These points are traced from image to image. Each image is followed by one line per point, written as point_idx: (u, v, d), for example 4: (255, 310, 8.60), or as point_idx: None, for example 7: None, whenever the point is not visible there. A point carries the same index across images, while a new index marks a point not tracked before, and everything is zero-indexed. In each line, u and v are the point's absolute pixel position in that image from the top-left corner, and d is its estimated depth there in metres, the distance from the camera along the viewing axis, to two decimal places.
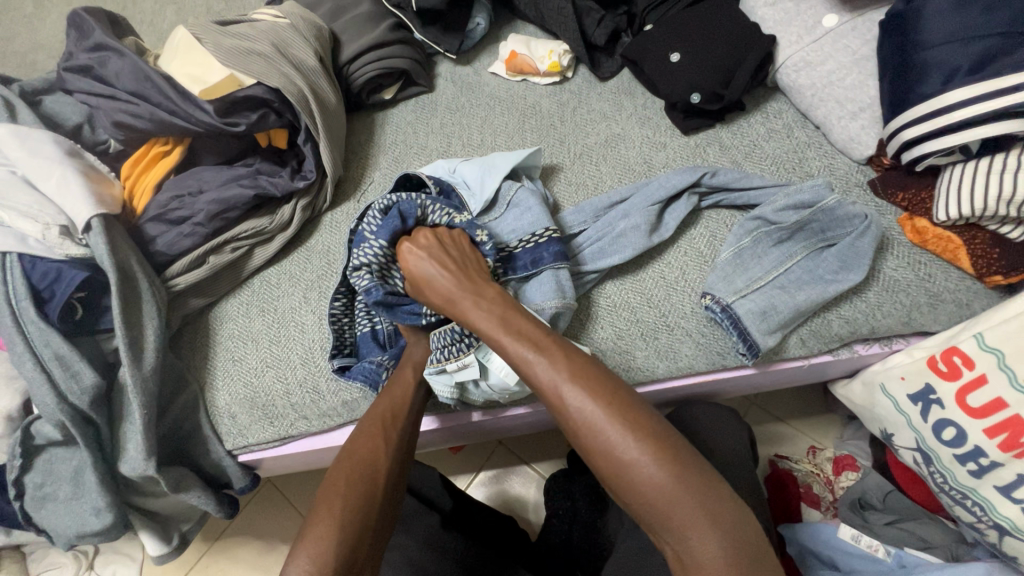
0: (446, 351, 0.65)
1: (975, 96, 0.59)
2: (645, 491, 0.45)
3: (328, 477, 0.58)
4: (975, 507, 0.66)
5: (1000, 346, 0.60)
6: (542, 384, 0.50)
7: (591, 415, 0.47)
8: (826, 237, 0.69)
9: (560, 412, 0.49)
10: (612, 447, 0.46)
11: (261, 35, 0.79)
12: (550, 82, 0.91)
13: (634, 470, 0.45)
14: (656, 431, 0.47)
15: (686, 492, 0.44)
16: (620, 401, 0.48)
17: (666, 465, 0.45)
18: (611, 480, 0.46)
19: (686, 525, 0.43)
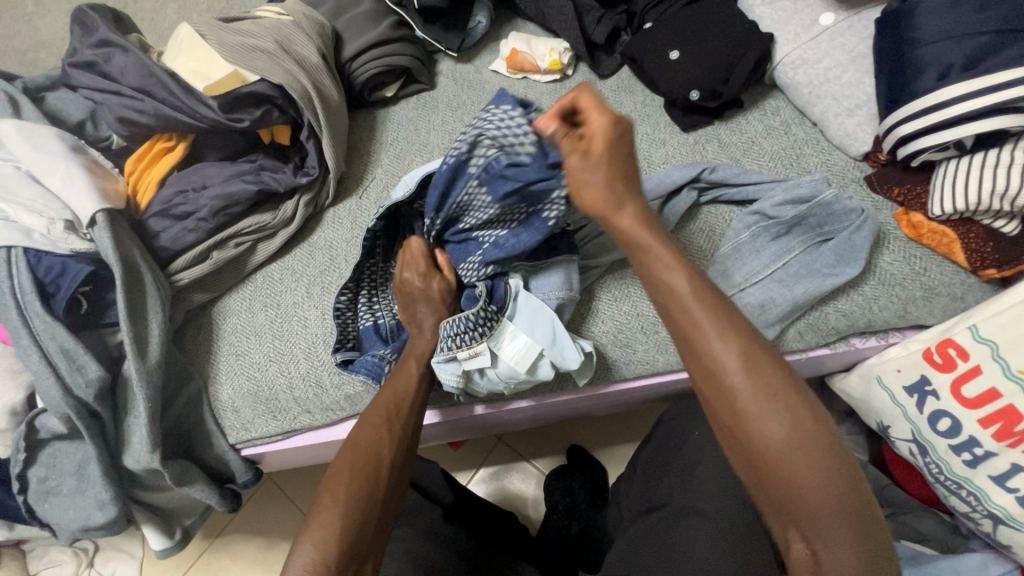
0: (457, 340, 0.65)
1: (969, 92, 0.60)
2: (809, 496, 0.41)
3: (332, 467, 0.59)
4: (970, 497, 0.67)
5: (994, 337, 0.61)
6: (717, 364, 0.44)
7: (762, 402, 0.43)
8: (823, 232, 0.70)
9: (727, 389, 0.44)
10: (778, 445, 0.42)
11: (265, 32, 0.80)
12: (550, 80, 0.92)
13: (798, 472, 0.41)
14: (830, 433, 0.43)
15: (847, 507, 0.41)
16: (794, 390, 0.43)
17: (835, 474, 0.41)
18: (766, 472, 0.43)
19: (838, 536, 0.41)
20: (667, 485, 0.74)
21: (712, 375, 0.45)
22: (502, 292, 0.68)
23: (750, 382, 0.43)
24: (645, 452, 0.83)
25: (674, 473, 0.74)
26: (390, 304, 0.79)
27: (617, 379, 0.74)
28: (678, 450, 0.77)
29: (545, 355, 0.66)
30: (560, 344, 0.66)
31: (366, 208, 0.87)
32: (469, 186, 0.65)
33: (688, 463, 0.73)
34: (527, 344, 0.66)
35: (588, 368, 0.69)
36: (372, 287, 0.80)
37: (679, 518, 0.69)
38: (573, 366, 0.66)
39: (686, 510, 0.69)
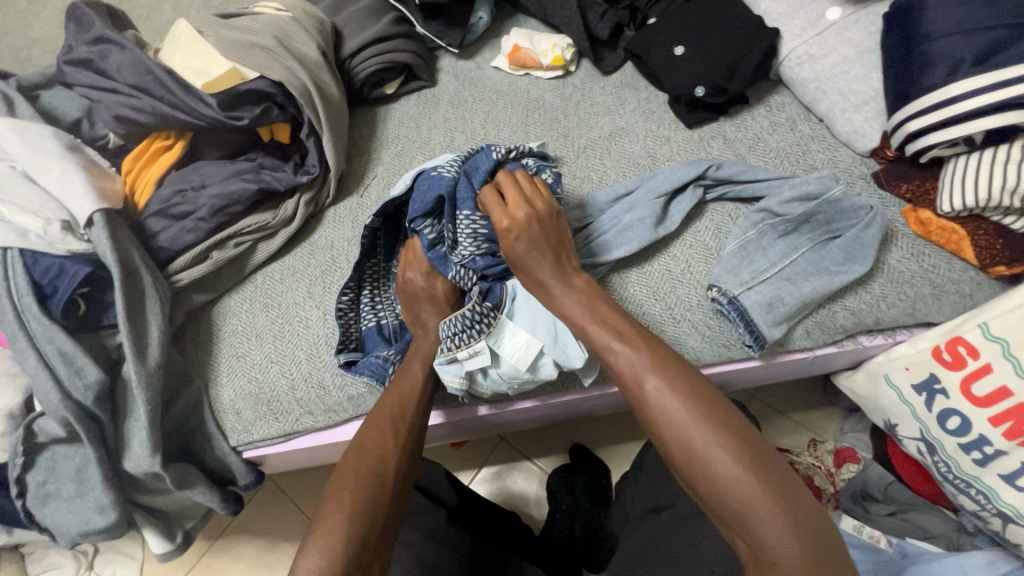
0: (456, 340, 0.64)
1: (980, 87, 0.60)
2: (720, 482, 0.46)
3: (337, 471, 0.58)
4: (979, 495, 0.67)
5: (1005, 335, 0.60)
6: (623, 371, 0.54)
7: (670, 402, 0.50)
8: (831, 229, 0.70)
9: (640, 395, 0.52)
10: (688, 438, 0.48)
11: (264, 28, 0.79)
12: (553, 76, 0.91)
13: (710, 457, 0.46)
14: (742, 431, 0.48)
15: (763, 492, 0.44)
16: (700, 393, 0.50)
17: (744, 459, 0.46)
18: (686, 466, 0.48)
19: (761, 521, 0.44)
20: (675, 486, 0.74)
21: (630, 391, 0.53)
22: (497, 292, 0.69)
23: (657, 387, 0.51)
24: (651, 452, 0.82)
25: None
26: (392, 303, 0.78)
27: None
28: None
29: (547, 353, 0.65)
30: (562, 343, 0.65)
31: (367, 207, 0.86)
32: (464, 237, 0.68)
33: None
34: (526, 342, 0.65)
35: (593, 367, 0.68)
36: (375, 287, 0.79)
37: (690, 520, 0.68)
38: (577, 364, 0.65)
39: (696, 512, 0.68)
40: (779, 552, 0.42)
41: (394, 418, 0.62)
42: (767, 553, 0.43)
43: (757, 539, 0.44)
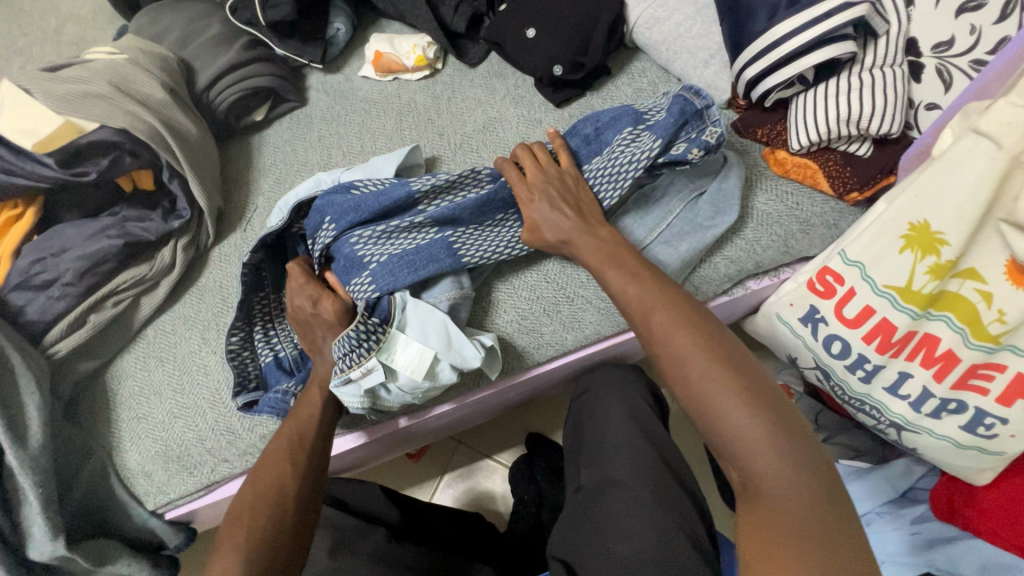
0: (347, 360, 0.63)
1: (799, 26, 0.62)
2: (714, 414, 0.45)
3: (234, 510, 0.57)
4: (873, 410, 0.70)
5: (860, 258, 0.62)
6: (632, 306, 0.53)
7: (671, 329, 0.49)
8: (696, 186, 0.70)
9: (642, 329, 0.51)
10: (697, 374, 0.46)
11: (97, 75, 0.74)
12: (421, 77, 0.90)
13: (715, 394, 0.45)
14: (746, 373, 0.46)
15: (772, 430, 0.43)
16: (720, 340, 0.48)
17: (753, 405, 0.44)
18: (683, 398, 0.47)
19: (754, 458, 0.43)
20: (587, 460, 0.76)
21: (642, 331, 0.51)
22: (385, 304, 0.66)
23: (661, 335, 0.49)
24: (567, 431, 0.84)
25: (591, 449, 0.77)
26: (289, 335, 0.77)
27: (532, 365, 0.74)
28: (589, 424, 0.79)
29: (442, 359, 0.65)
30: (457, 344, 0.65)
31: (251, 240, 0.83)
32: (373, 251, 0.68)
33: (600, 437, 0.76)
34: (421, 351, 0.65)
35: (495, 361, 0.69)
36: (267, 322, 0.77)
37: (598, 493, 0.72)
38: (474, 364, 0.65)
39: (606, 483, 0.72)
40: (775, 493, 0.42)
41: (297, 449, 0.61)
42: (764, 492, 0.42)
43: (754, 474, 0.43)
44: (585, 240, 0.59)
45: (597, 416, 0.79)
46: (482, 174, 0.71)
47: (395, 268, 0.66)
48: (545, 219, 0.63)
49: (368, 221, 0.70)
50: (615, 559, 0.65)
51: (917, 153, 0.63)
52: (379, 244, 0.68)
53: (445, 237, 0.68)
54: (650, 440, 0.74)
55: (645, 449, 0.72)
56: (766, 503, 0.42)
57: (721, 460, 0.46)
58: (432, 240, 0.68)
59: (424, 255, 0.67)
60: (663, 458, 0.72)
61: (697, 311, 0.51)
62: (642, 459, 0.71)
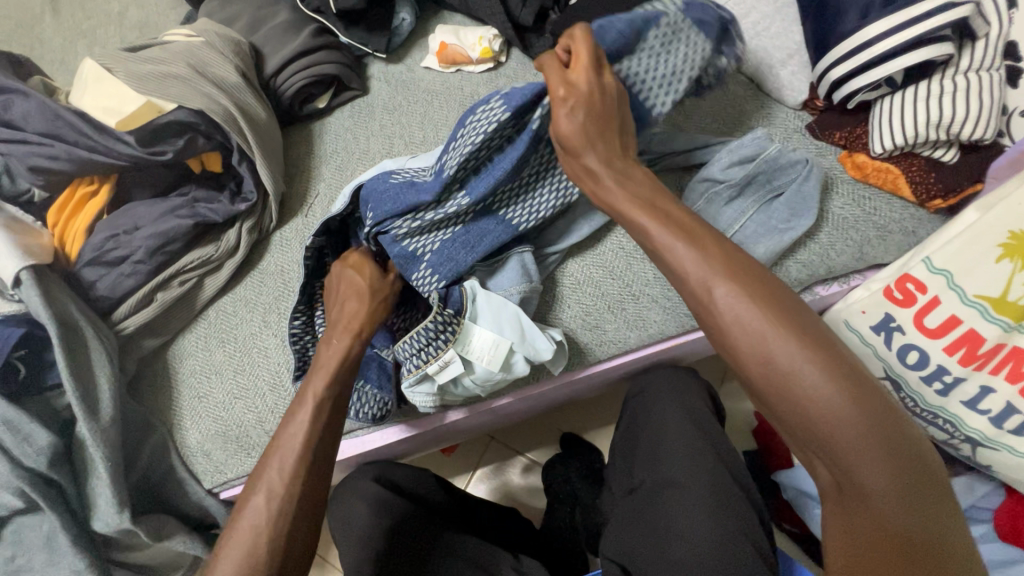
0: (421, 357, 0.64)
1: (894, 27, 0.61)
2: (806, 407, 0.40)
3: (221, 541, 0.51)
4: (947, 424, 0.68)
5: (948, 266, 0.61)
6: (692, 279, 0.46)
7: (748, 307, 0.43)
8: (773, 187, 0.69)
9: (707, 305, 0.45)
10: (778, 352, 0.42)
11: (175, 56, 0.75)
12: (484, 69, 0.90)
13: (800, 375, 0.41)
14: (838, 354, 0.41)
15: (868, 414, 0.39)
16: (801, 317, 0.43)
17: (845, 386, 0.40)
18: (763, 388, 0.43)
19: (853, 456, 0.39)
20: (642, 460, 0.75)
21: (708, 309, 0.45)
22: (457, 295, 0.66)
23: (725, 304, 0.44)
24: (620, 430, 0.82)
25: (646, 449, 0.75)
26: None
27: (592, 362, 0.73)
28: (647, 425, 0.77)
29: (516, 351, 0.65)
30: (530, 338, 0.65)
31: (313, 226, 0.83)
32: (419, 245, 0.67)
33: (658, 437, 0.75)
34: (494, 342, 0.64)
35: (561, 356, 0.68)
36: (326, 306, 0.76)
37: (656, 495, 0.71)
38: (546, 357, 0.65)
39: (664, 484, 0.71)
40: (873, 484, 0.39)
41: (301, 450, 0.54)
42: (860, 483, 0.39)
43: (854, 474, 0.39)
44: (612, 186, 0.55)
45: (653, 416, 0.77)
46: (503, 118, 0.61)
47: (450, 258, 0.67)
48: (584, 140, 0.57)
49: (400, 211, 0.66)
50: (676, 563, 0.64)
51: (1011, 159, 0.64)
52: (434, 229, 0.67)
53: (493, 211, 0.69)
54: (710, 442, 0.72)
55: (705, 453, 0.71)
56: (868, 505, 0.39)
57: (809, 455, 0.43)
58: (482, 223, 0.68)
59: (478, 233, 0.68)
60: (726, 463, 0.71)
61: (767, 280, 0.45)
62: (702, 461, 0.70)
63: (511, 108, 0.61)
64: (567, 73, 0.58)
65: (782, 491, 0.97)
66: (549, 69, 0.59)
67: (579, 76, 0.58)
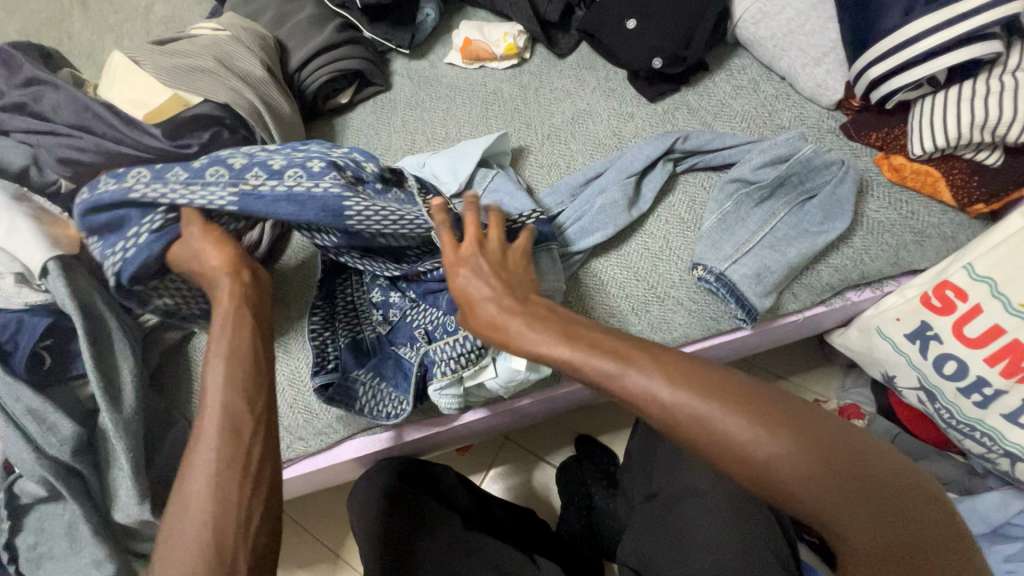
0: (455, 362, 0.63)
1: (939, 24, 0.59)
2: (791, 493, 0.39)
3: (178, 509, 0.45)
4: (984, 438, 0.65)
5: (992, 273, 0.59)
6: (643, 399, 0.42)
7: (707, 406, 0.40)
8: (805, 190, 0.68)
9: (655, 416, 0.42)
10: (738, 441, 0.39)
11: (202, 50, 0.75)
12: (508, 66, 0.89)
13: (763, 456, 0.39)
14: (793, 422, 0.40)
15: (835, 483, 0.38)
16: (758, 399, 0.41)
17: (809, 452, 0.38)
18: (747, 480, 0.40)
19: (844, 519, 0.39)
20: (661, 468, 0.74)
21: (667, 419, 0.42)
22: None
23: (674, 404, 0.41)
24: (637, 437, 0.81)
25: (665, 456, 0.74)
26: (369, 315, 0.72)
27: None
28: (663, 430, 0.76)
29: None
30: None
31: None
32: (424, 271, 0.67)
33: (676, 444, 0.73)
34: None
35: None
36: (346, 302, 0.72)
37: (675, 501, 0.69)
38: None
39: (683, 492, 0.69)
40: (864, 543, 0.38)
41: (239, 469, 0.45)
42: (851, 544, 0.39)
43: (847, 536, 0.39)
44: (465, 276, 0.53)
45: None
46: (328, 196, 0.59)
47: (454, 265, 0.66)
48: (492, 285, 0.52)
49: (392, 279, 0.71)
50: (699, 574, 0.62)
51: None
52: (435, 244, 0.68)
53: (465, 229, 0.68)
54: None
55: None
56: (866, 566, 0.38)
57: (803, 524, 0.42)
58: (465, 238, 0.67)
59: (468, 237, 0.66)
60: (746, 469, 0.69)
61: (700, 370, 0.42)
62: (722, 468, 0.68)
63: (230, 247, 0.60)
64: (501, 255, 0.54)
65: None
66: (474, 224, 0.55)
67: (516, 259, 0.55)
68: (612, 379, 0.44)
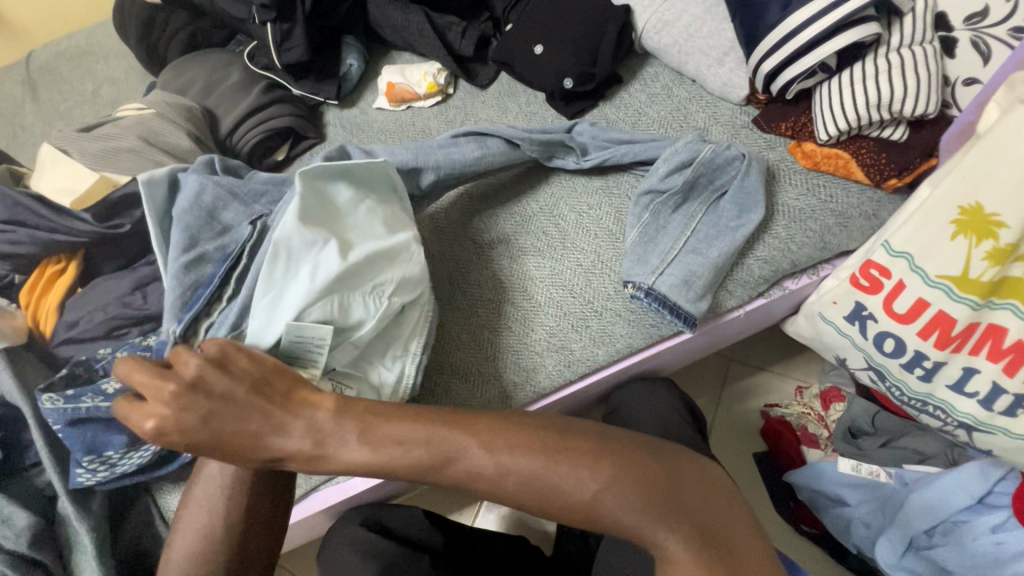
0: None
1: (815, 14, 0.61)
2: (611, 519, 0.42)
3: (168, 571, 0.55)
4: (937, 411, 0.65)
5: (907, 248, 0.58)
6: (472, 469, 0.44)
7: (519, 461, 0.44)
8: (715, 188, 0.69)
9: (482, 483, 0.44)
10: (554, 482, 0.43)
11: (127, 131, 0.78)
12: (433, 103, 0.91)
13: (581, 491, 0.43)
14: (602, 453, 0.44)
15: (651, 501, 0.42)
16: (572, 440, 0.45)
17: (621, 479, 0.43)
18: (571, 516, 0.44)
19: (659, 537, 0.42)
20: None
21: (493, 484, 0.44)
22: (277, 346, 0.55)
23: (499, 468, 0.44)
24: None
25: None
26: None
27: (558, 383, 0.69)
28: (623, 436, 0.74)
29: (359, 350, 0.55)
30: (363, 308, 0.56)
31: None
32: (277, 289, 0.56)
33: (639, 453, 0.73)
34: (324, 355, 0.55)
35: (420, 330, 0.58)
36: None
37: None
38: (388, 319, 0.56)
39: None
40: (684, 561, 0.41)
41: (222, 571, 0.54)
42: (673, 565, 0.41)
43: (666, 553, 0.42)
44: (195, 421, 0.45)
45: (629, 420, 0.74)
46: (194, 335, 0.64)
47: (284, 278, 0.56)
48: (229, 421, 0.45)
49: None
50: None
51: (959, 131, 0.61)
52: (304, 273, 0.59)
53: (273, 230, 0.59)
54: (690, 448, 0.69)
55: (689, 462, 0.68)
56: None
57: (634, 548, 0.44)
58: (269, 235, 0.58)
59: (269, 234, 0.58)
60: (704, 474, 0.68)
61: (520, 428, 0.46)
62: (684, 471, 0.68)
63: None
64: (221, 365, 0.46)
65: (797, 491, 0.90)
66: (142, 371, 0.47)
67: (244, 364, 0.46)
68: (443, 463, 0.44)
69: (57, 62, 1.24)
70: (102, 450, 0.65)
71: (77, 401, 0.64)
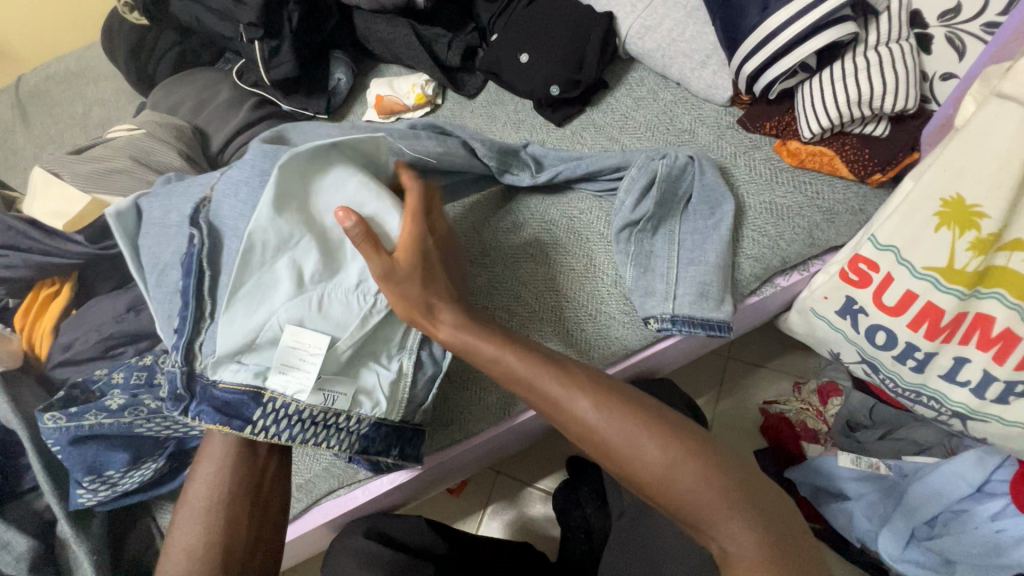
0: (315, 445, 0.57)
1: (794, 14, 0.62)
2: (680, 493, 0.44)
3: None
4: (931, 401, 0.66)
5: (894, 241, 0.59)
6: (568, 412, 0.48)
7: (610, 418, 0.47)
8: (681, 198, 0.70)
9: (577, 425, 0.48)
10: (635, 445, 0.45)
11: (118, 151, 0.78)
12: (422, 114, 0.92)
13: (658, 458, 0.45)
14: (688, 432, 0.46)
15: (725, 482, 0.44)
16: (659, 413, 0.47)
17: (700, 460, 0.44)
18: (642, 481, 0.45)
19: (722, 522, 0.42)
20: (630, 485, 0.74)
21: (583, 429, 0.48)
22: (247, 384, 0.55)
23: (595, 415, 0.47)
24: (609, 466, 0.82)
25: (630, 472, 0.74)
26: None
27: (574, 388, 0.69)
28: None
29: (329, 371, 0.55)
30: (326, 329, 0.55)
31: None
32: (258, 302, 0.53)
33: None
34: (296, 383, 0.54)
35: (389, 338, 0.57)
36: None
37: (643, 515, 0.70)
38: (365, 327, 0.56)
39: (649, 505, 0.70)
40: (739, 543, 0.42)
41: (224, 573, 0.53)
42: (727, 548, 0.42)
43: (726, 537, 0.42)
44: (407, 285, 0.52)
45: None
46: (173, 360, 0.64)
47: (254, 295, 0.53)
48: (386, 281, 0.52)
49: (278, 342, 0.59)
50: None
51: (939, 125, 0.63)
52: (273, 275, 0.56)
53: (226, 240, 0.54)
54: None
55: None
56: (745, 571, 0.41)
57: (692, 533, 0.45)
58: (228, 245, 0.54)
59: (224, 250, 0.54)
60: None
61: (621, 390, 0.49)
62: None
63: (166, 452, 0.68)
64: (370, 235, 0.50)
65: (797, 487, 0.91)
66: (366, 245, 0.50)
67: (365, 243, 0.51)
68: (549, 397, 0.49)
69: (47, 85, 1.25)
70: (104, 469, 0.66)
71: (80, 418, 0.64)
